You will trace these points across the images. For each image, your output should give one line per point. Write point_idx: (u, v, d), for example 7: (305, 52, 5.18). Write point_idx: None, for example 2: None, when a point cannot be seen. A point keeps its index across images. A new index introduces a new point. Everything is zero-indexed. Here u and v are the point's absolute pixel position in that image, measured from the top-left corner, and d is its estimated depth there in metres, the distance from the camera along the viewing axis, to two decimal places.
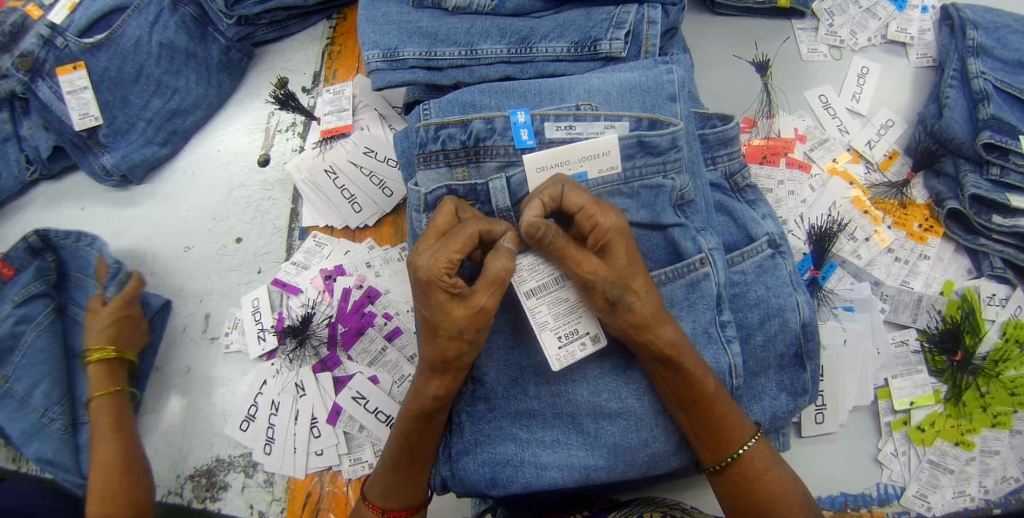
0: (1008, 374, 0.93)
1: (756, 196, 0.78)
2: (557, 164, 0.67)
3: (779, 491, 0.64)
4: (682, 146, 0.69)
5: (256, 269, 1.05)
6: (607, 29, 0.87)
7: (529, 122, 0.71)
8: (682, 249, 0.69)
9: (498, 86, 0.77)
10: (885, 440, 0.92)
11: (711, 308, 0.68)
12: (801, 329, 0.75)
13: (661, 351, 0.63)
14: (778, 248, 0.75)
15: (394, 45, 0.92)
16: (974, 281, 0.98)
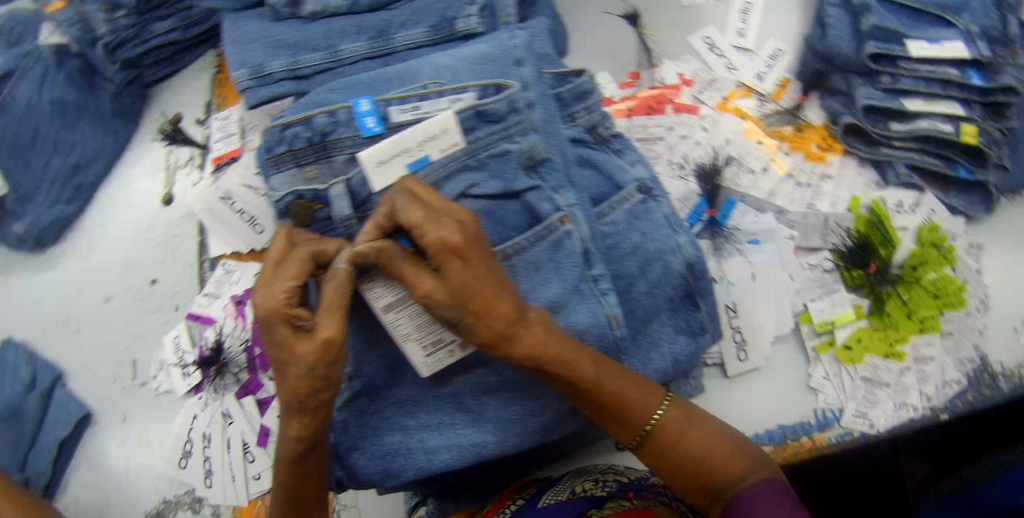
0: (929, 277, 0.92)
1: (623, 144, 0.79)
2: (395, 155, 0.69)
3: (698, 447, 0.70)
4: (521, 107, 0.71)
5: (176, 306, 1.08)
6: (461, 7, 0.88)
7: (373, 109, 0.72)
8: (538, 212, 0.70)
9: (346, 83, 0.78)
10: (815, 365, 0.92)
11: (578, 264, 0.69)
12: (687, 269, 0.75)
13: (520, 361, 0.63)
14: (650, 193, 0.76)
15: (260, 60, 0.92)
16: (879, 192, 0.97)
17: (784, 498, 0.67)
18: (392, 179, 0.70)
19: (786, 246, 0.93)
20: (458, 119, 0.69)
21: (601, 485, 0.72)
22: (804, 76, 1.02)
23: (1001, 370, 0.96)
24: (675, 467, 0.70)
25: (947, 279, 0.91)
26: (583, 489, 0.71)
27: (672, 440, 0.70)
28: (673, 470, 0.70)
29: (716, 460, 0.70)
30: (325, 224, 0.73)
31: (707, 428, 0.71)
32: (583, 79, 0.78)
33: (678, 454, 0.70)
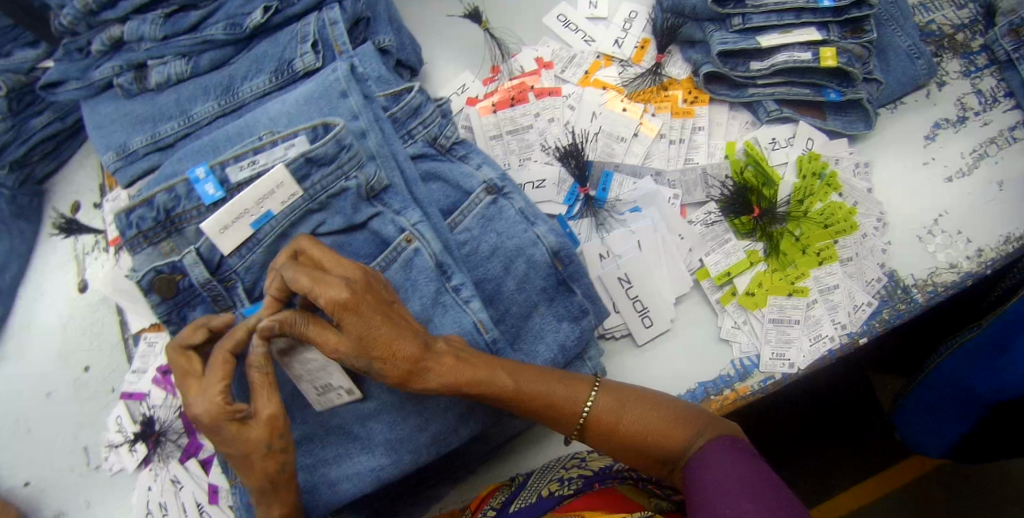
0: (815, 208, 0.92)
1: (468, 149, 0.79)
2: (238, 217, 0.69)
3: (644, 425, 0.69)
4: (350, 144, 0.70)
5: (111, 388, 1.10)
6: (295, 47, 0.88)
7: (210, 174, 0.73)
8: (384, 237, 0.71)
9: (189, 149, 0.80)
10: (723, 316, 0.92)
11: (434, 278, 0.70)
12: (552, 257, 0.75)
13: (440, 388, 0.64)
14: (500, 192, 0.76)
15: (123, 140, 0.94)
16: (755, 131, 0.97)
17: (733, 456, 0.64)
18: (241, 241, 0.70)
19: (671, 208, 0.93)
20: (290, 170, 0.69)
21: (567, 483, 0.72)
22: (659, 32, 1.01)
23: (912, 282, 0.96)
24: (629, 454, 0.69)
25: (834, 206, 0.92)
26: (550, 490, 0.72)
27: (615, 427, 0.69)
28: (629, 454, 0.70)
29: (666, 433, 0.68)
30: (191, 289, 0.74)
31: (649, 401, 0.71)
32: (414, 94, 0.77)
33: (627, 438, 0.69)
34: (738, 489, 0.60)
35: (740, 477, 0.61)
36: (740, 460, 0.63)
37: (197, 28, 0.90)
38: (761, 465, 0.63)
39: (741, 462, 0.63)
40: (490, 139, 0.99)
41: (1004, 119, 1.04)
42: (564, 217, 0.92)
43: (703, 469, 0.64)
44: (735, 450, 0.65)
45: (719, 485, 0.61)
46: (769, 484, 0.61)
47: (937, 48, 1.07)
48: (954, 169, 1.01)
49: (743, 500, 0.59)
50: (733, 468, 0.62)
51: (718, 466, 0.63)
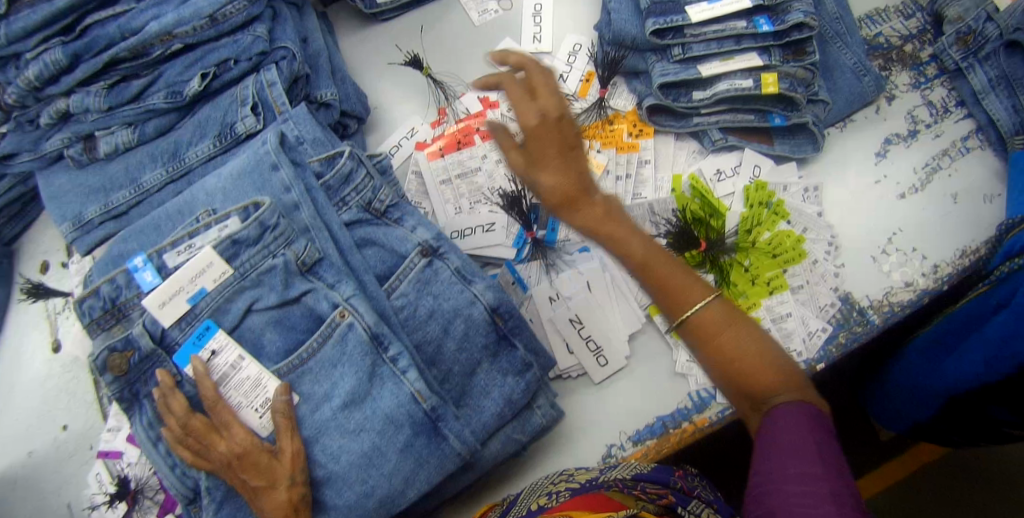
0: (763, 237, 0.92)
1: (403, 211, 0.81)
2: (174, 293, 0.73)
3: (743, 347, 0.64)
4: (277, 221, 0.74)
5: (90, 446, 1.11)
6: (236, 110, 0.89)
7: (148, 263, 0.76)
8: (320, 312, 0.74)
9: (135, 228, 0.83)
10: (677, 350, 0.92)
11: (369, 352, 0.73)
12: (490, 313, 0.77)
13: (586, 228, 0.67)
14: (435, 254, 0.78)
15: (79, 210, 0.95)
16: (701, 161, 0.97)
17: (813, 416, 0.59)
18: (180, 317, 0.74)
19: None
20: (217, 251, 0.73)
21: (553, 497, 0.74)
22: (602, 64, 1.01)
23: (868, 305, 0.96)
24: (724, 366, 0.64)
25: (782, 235, 0.92)
26: (538, 504, 0.74)
27: (713, 335, 0.64)
28: (720, 369, 0.65)
29: (765, 361, 0.63)
30: (142, 369, 0.76)
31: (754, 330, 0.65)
32: (345, 160, 0.79)
33: (718, 348, 0.64)
34: (806, 449, 0.56)
35: (813, 437, 0.57)
36: (820, 423, 0.59)
37: (141, 97, 0.91)
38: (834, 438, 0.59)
39: (819, 426, 0.58)
40: (439, 184, 1.00)
41: (954, 130, 1.04)
42: (513, 261, 0.93)
43: (777, 418, 0.60)
44: (819, 415, 0.60)
45: (786, 438, 0.58)
46: (841, 461, 0.56)
47: (885, 61, 1.07)
48: (907, 185, 1.01)
49: (804, 463, 0.55)
50: (809, 427, 0.58)
51: (796, 420, 0.59)
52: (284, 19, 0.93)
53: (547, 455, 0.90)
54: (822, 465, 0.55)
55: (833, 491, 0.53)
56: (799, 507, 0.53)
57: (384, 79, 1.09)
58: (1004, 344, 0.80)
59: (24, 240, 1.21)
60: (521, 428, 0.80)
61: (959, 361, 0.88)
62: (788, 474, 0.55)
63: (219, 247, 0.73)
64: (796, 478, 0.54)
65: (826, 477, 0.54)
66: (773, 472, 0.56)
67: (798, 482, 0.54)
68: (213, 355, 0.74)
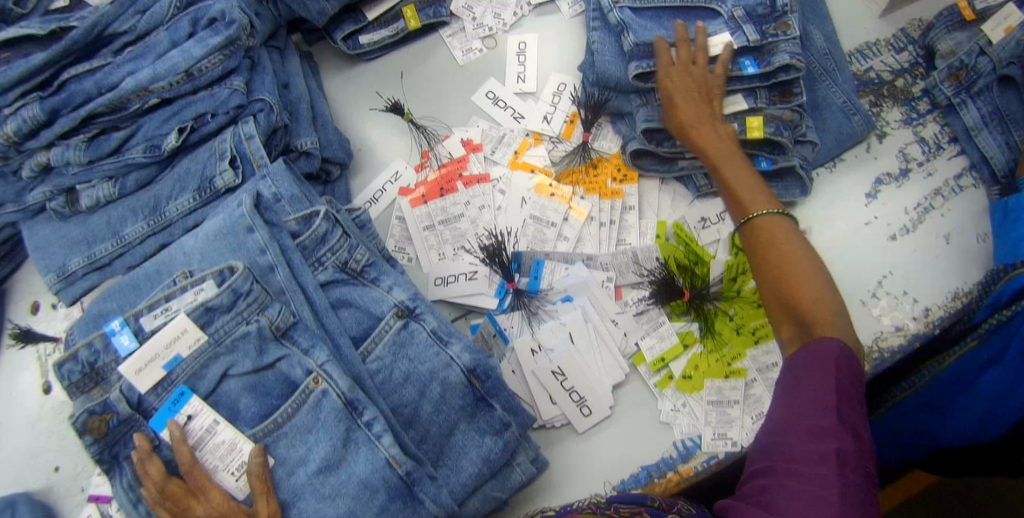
0: (748, 286, 0.91)
1: (379, 270, 0.80)
2: (149, 360, 0.72)
3: (793, 277, 0.76)
4: (252, 285, 0.73)
5: (81, 488, 1.10)
6: (215, 164, 0.88)
7: (124, 327, 0.75)
8: (294, 378, 0.73)
9: (113, 287, 0.82)
10: (662, 400, 0.91)
11: (344, 418, 0.72)
12: (467, 375, 0.77)
13: (699, 144, 0.89)
14: (411, 315, 0.78)
15: (62, 262, 0.95)
16: (688, 207, 0.96)
17: (841, 362, 0.66)
18: (157, 382, 0.73)
19: (603, 291, 0.92)
20: (192, 318, 0.72)
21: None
22: (587, 106, 1.00)
23: (857, 351, 0.95)
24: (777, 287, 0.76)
25: None
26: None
27: (766, 246, 0.79)
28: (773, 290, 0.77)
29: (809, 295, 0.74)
30: (122, 430, 0.74)
31: (807, 264, 0.77)
32: (320, 222, 0.78)
33: (769, 270, 0.78)
34: (823, 398, 0.64)
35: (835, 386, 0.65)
36: (847, 372, 0.66)
37: (120, 150, 0.90)
38: (857, 386, 0.66)
39: (845, 372, 0.66)
40: (422, 230, 0.99)
41: (947, 168, 1.02)
42: (494, 311, 0.93)
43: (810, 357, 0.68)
44: (849, 362, 0.67)
45: (810, 388, 0.66)
46: (855, 415, 0.64)
47: (876, 97, 1.05)
48: (898, 226, 0.99)
49: (819, 416, 0.63)
50: (834, 374, 0.65)
51: (825, 364, 0.66)
52: (263, 68, 0.93)
53: (530, 507, 0.89)
54: (836, 420, 0.63)
55: (839, 447, 0.61)
56: (804, 462, 0.62)
57: (367, 124, 1.08)
58: (996, 400, 0.81)
59: (21, 280, 1.20)
60: (500, 486, 0.80)
61: (953, 422, 0.87)
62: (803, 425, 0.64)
63: (194, 315, 0.73)
64: (808, 432, 0.63)
65: (835, 433, 0.62)
66: (794, 414, 0.65)
67: (808, 435, 0.63)
68: (189, 421, 0.72)
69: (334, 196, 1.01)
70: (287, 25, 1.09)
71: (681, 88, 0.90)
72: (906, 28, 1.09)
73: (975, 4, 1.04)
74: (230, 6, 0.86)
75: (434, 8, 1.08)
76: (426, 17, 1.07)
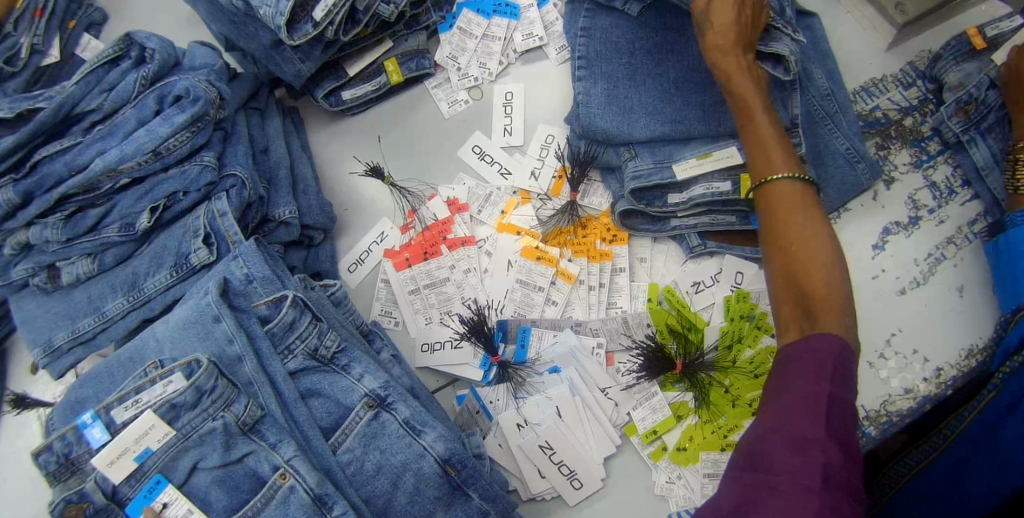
0: (744, 355, 0.86)
1: (351, 356, 0.80)
2: (121, 453, 0.70)
3: (810, 248, 0.69)
4: (219, 380, 0.73)
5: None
6: (189, 241, 0.89)
7: (95, 419, 0.74)
8: (262, 474, 0.72)
9: (88, 374, 0.82)
10: (655, 472, 0.87)
11: (312, 514, 0.70)
12: (441, 464, 0.75)
13: (729, 82, 0.81)
14: (383, 404, 0.77)
15: (47, 336, 0.94)
16: (681, 270, 0.92)
17: (835, 365, 0.61)
18: (128, 475, 0.71)
19: (594, 359, 0.89)
20: (159, 413, 0.71)
21: None
22: (574, 161, 0.95)
23: (864, 415, 0.90)
24: (786, 260, 0.70)
25: (765, 353, 0.85)
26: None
27: (782, 210, 0.73)
28: (781, 261, 0.70)
29: (822, 277, 0.67)
30: None
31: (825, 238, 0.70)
32: (288, 308, 0.78)
33: (786, 236, 0.71)
34: (812, 405, 0.58)
35: (825, 391, 0.59)
36: (840, 378, 0.60)
37: (97, 228, 0.91)
38: (849, 394, 0.60)
39: (839, 380, 0.60)
40: (407, 294, 0.96)
41: (960, 213, 0.95)
42: (479, 384, 0.91)
43: (802, 358, 0.63)
44: (846, 367, 0.61)
45: (798, 392, 0.60)
46: (844, 426, 0.58)
47: (883, 139, 0.99)
48: (908, 279, 0.93)
49: (806, 426, 0.57)
50: (827, 379, 0.59)
51: (820, 366, 0.61)
52: (236, 137, 0.95)
53: None
54: (823, 430, 0.56)
55: (824, 461, 0.55)
56: (782, 473, 0.55)
57: (351, 184, 1.05)
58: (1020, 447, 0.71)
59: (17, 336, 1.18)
60: None
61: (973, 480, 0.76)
62: (786, 432, 0.57)
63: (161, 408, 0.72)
64: (791, 441, 0.57)
65: (820, 444, 0.55)
66: (778, 421, 0.59)
67: (790, 444, 0.57)
68: (165, 509, 0.71)
69: (318, 262, 0.99)
70: (269, 82, 1.07)
71: (727, 12, 0.81)
72: (914, 62, 1.02)
73: (985, 31, 0.96)
74: (195, 83, 0.90)
75: (416, 60, 1.05)
76: (408, 70, 1.05)
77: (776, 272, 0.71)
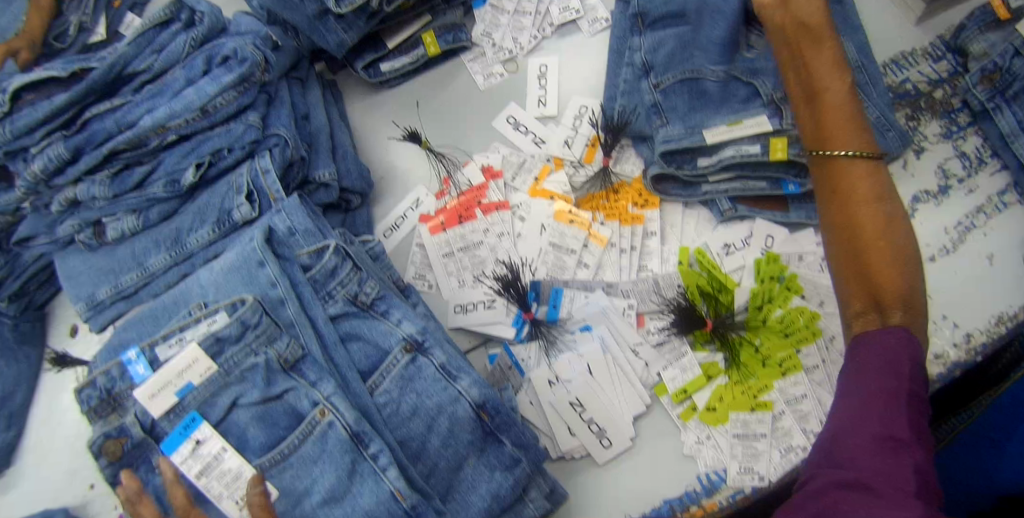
0: (774, 315, 0.87)
1: (388, 303, 0.83)
2: (162, 386, 0.73)
3: (885, 243, 0.72)
4: (263, 314, 0.76)
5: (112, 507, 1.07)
6: (232, 198, 0.93)
7: (140, 355, 0.76)
8: (301, 410, 0.74)
9: (134, 317, 0.85)
10: (685, 432, 0.87)
11: (348, 450, 0.73)
12: (476, 409, 0.77)
13: (802, 75, 0.82)
14: (419, 350, 0.79)
15: (91, 290, 0.97)
16: (710, 234, 0.93)
17: (911, 363, 0.66)
18: (169, 409, 0.73)
19: (625, 320, 0.90)
20: (203, 347, 0.74)
21: None
22: (608, 128, 0.98)
23: None
24: (847, 232, 0.74)
25: (795, 312, 0.87)
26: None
27: (851, 195, 0.75)
28: (841, 238, 0.75)
29: (893, 262, 0.71)
30: (135, 455, 0.76)
31: (902, 226, 0.74)
32: (330, 256, 0.81)
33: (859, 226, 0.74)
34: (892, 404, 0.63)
35: (903, 389, 0.64)
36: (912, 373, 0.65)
37: (143, 184, 0.95)
38: (922, 391, 0.65)
39: (916, 378, 0.65)
40: (442, 256, 0.97)
41: (989, 183, 0.97)
42: (511, 342, 0.91)
43: (874, 352, 0.68)
44: (919, 365, 0.66)
45: (873, 388, 0.65)
46: (923, 426, 0.63)
47: (913, 111, 1.01)
48: (938, 247, 0.95)
49: (893, 427, 0.62)
50: (905, 378, 0.65)
51: (899, 364, 0.66)
52: (280, 102, 0.98)
53: None
54: (910, 432, 0.61)
55: (915, 464, 0.59)
56: (877, 477, 0.59)
57: (388, 152, 1.08)
58: None
59: (58, 300, 1.22)
60: None
61: None
62: (873, 434, 0.62)
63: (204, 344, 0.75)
64: (873, 437, 0.62)
65: (909, 448, 0.60)
66: (860, 419, 0.64)
67: (874, 438, 0.62)
68: (200, 445, 0.72)
69: (355, 226, 1.01)
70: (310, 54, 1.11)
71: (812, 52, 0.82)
72: (942, 36, 1.04)
73: (1009, 2, 0.96)
74: (242, 45, 0.93)
75: (454, 34, 1.08)
76: (445, 43, 1.07)
77: (835, 244, 0.76)
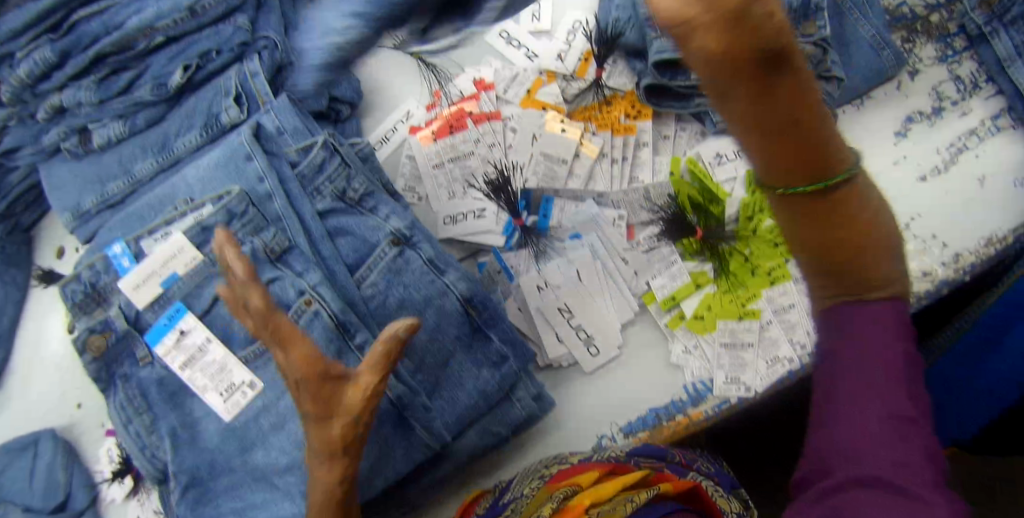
0: (765, 225, 0.87)
1: (377, 200, 0.82)
2: (147, 276, 0.77)
3: (870, 225, 0.52)
4: (249, 204, 0.76)
5: (101, 423, 1.03)
6: (220, 101, 0.92)
7: (125, 249, 0.79)
8: (286, 299, 0.74)
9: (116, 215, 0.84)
10: (672, 341, 0.87)
11: (334, 338, 0.73)
12: (464, 304, 0.79)
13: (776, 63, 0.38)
14: (406, 245, 0.79)
15: (75, 200, 0.95)
16: (701, 144, 0.91)
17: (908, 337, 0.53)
18: (153, 300, 0.78)
19: (614, 229, 0.90)
20: (189, 237, 0.78)
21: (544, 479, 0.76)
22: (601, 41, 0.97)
23: None
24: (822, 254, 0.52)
25: None
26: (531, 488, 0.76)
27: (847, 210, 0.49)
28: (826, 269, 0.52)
29: (881, 252, 0.53)
30: (120, 349, 0.78)
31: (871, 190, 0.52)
32: (319, 151, 0.80)
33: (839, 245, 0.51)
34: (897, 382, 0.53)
35: (900, 358, 0.53)
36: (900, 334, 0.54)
37: (128, 90, 0.93)
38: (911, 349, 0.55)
39: (913, 349, 0.53)
40: (432, 168, 0.96)
41: (983, 107, 0.96)
42: (501, 249, 0.91)
43: (858, 330, 0.53)
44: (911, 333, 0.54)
45: (884, 374, 0.52)
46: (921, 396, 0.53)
47: (909, 33, 1.00)
48: (929, 166, 0.94)
49: (897, 405, 0.52)
50: (907, 354, 0.53)
51: (898, 339, 0.53)
52: (270, 9, 0.97)
53: (532, 439, 0.88)
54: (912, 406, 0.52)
55: (923, 445, 0.51)
56: (887, 467, 0.50)
57: (377, 63, 1.05)
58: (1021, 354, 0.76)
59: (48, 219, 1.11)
60: (498, 420, 0.81)
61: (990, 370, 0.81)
62: (882, 424, 0.51)
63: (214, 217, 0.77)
64: (883, 418, 0.51)
65: (916, 429, 0.51)
66: (866, 415, 0.51)
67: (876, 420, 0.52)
68: (184, 336, 0.78)
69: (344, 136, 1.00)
70: None
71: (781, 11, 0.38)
72: None
73: None
74: None
75: None
76: None
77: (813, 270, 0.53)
